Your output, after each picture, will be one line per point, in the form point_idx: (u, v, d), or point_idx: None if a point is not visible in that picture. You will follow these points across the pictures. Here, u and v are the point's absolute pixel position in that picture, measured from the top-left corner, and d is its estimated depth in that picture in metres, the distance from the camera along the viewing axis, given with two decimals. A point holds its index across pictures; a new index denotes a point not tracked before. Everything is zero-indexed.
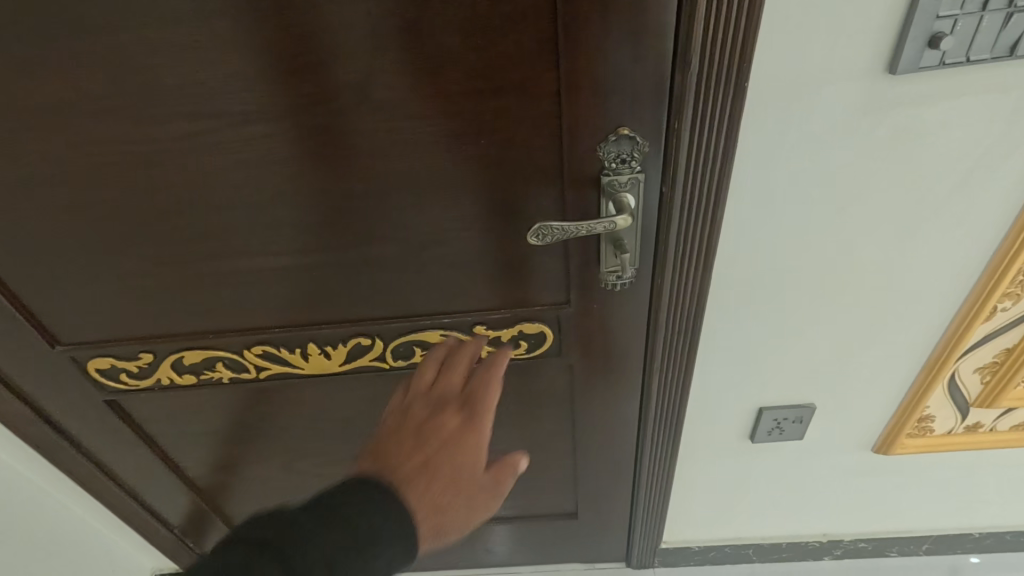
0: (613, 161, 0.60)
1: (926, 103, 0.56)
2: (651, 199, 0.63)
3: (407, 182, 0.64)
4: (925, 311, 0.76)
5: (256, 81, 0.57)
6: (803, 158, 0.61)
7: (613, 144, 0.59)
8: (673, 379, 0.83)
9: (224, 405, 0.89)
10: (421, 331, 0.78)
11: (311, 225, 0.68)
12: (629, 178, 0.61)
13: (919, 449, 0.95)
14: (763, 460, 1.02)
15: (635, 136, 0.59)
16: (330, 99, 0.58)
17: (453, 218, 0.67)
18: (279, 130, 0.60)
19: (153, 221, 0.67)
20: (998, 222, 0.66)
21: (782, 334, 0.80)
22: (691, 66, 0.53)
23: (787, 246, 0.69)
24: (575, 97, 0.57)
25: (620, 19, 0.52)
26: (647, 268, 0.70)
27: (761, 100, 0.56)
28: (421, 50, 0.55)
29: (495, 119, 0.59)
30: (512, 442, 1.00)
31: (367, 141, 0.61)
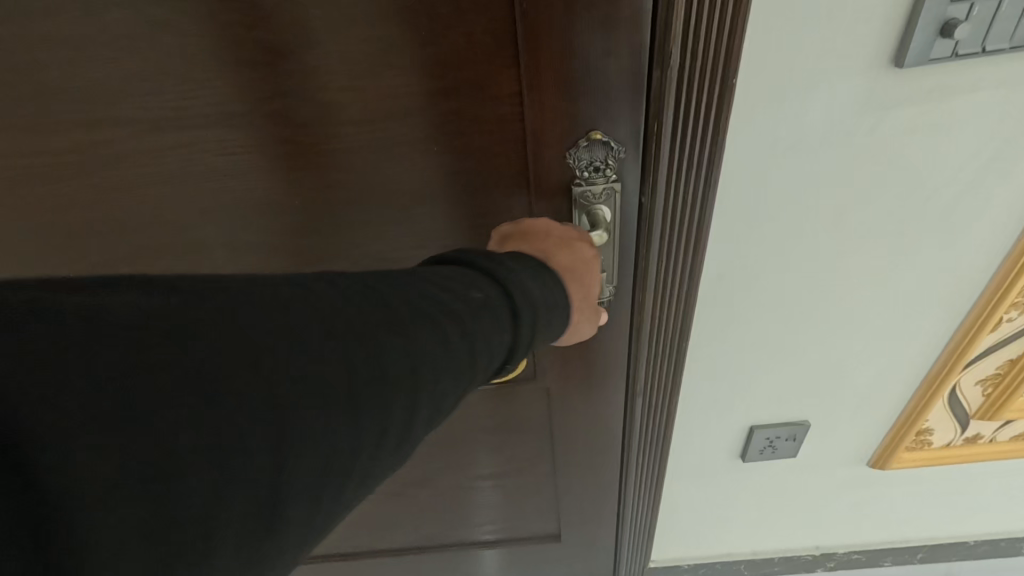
0: (585, 169, 0.53)
1: (934, 99, 0.50)
2: (628, 210, 0.57)
3: (353, 195, 0.56)
4: (927, 324, 0.70)
5: (163, 84, 0.48)
6: (798, 161, 0.54)
7: (584, 149, 0.52)
8: (658, 400, 0.77)
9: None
10: None
11: (245, 246, 0.60)
12: (604, 188, 0.54)
13: (916, 463, 0.91)
14: (754, 477, 0.96)
15: (609, 141, 0.52)
16: (253, 104, 0.50)
17: (408, 235, 0.59)
18: (197, 140, 0.52)
19: (62, 246, 0.59)
20: (1010, 228, 0.60)
21: (773, 349, 0.74)
22: (670, 62, 0.46)
23: (780, 257, 0.63)
24: (538, 96, 0.50)
25: (587, 5, 0.45)
26: (627, 284, 0.63)
27: (751, 98, 0.50)
28: (358, 45, 0.47)
29: (449, 123, 0.52)
30: (487, 467, 0.93)
31: (303, 150, 0.53)
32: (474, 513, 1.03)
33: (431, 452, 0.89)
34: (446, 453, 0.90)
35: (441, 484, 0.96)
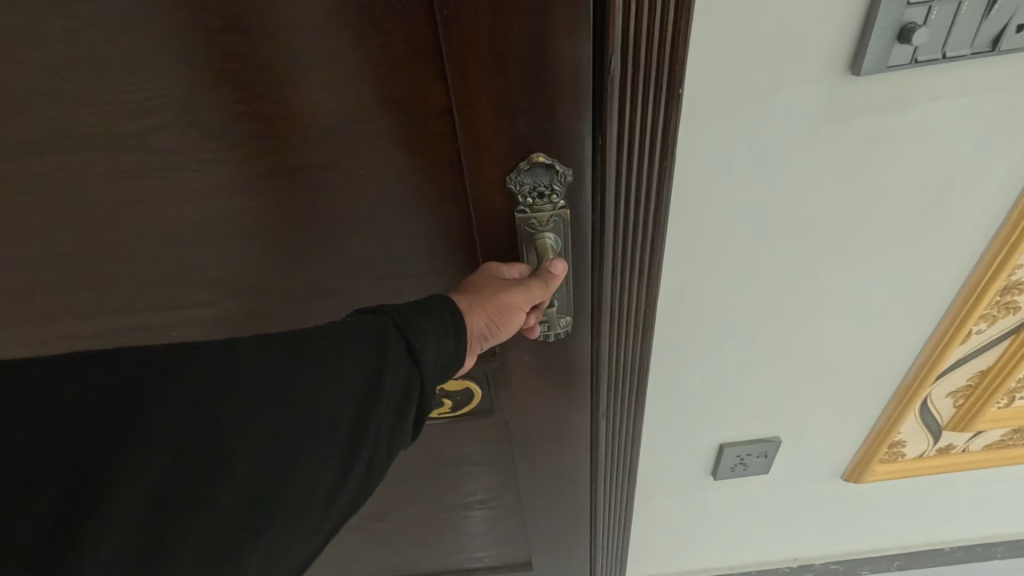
0: (529, 195, 0.48)
1: (893, 107, 0.46)
2: (579, 239, 0.52)
3: (271, 225, 0.50)
4: (894, 338, 0.67)
5: (33, 103, 0.42)
6: (755, 175, 0.51)
7: (525, 174, 0.48)
8: (620, 429, 0.72)
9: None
10: None
11: (151, 285, 0.53)
12: (550, 215, 0.49)
13: (890, 475, 0.88)
14: (728, 493, 0.93)
15: (553, 163, 0.47)
16: (143, 126, 0.44)
17: (337, 266, 0.54)
18: (82, 167, 0.45)
19: None
20: (977, 239, 0.57)
21: (739, 367, 0.71)
22: (609, 72, 0.42)
23: (741, 272, 0.59)
24: (471, 115, 0.45)
25: (516, 15, 0.40)
26: (585, 311, 0.59)
27: (700, 109, 0.46)
28: (259, 58, 0.41)
29: (373, 146, 0.46)
30: (450, 498, 0.89)
31: (206, 179, 0.47)
32: (438, 541, 0.98)
33: (388, 483, 0.84)
34: (403, 484, 0.84)
35: (401, 514, 0.91)
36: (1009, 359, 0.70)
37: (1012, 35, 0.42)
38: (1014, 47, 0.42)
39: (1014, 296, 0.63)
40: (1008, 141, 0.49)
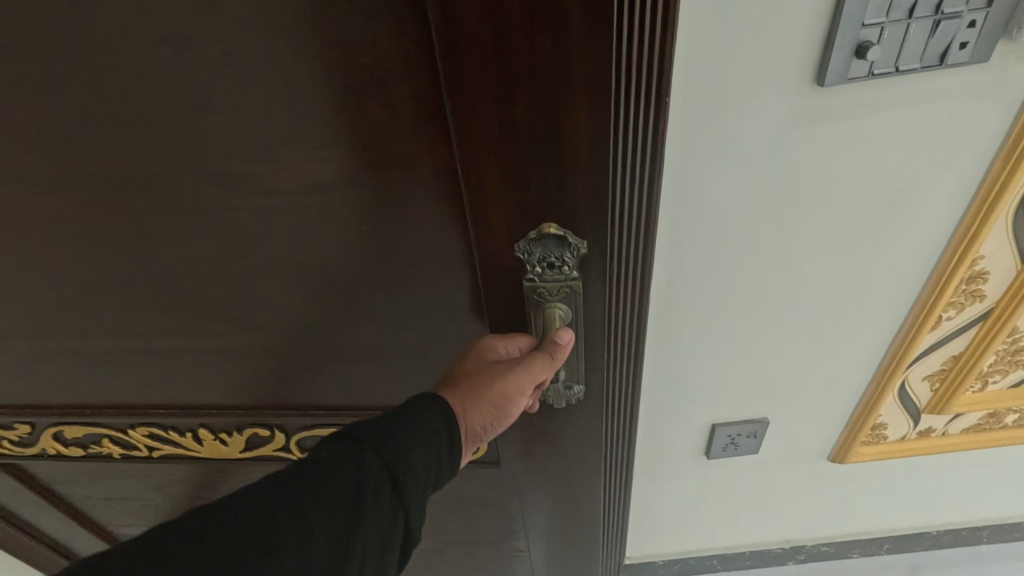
0: (538, 265, 0.52)
1: (857, 115, 0.53)
2: (590, 297, 0.56)
3: (288, 259, 0.53)
4: (870, 325, 0.73)
5: (80, 145, 0.46)
6: (735, 175, 0.57)
7: (536, 248, 0.51)
8: (618, 436, 0.76)
9: (124, 478, 0.84)
10: (327, 428, 0.71)
11: (183, 302, 0.57)
12: (558, 284, 0.53)
13: (874, 456, 0.94)
14: (722, 473, 0.99)
15: (564, 235, 0.50)
16: (177, 168, 0.47)
17: (350, 302, 0.57)
18: (121, 201, 0.50)
19: (13, 296, 0.58)
20: (940, 234, 0.63)
21: (728, 354, 0.77)
22: (608, 109, 0.44)
23: (726, 263, 0.65)
24: (475, 159, 0.46)
25: (522, 67, 0.41)
26: (586, 337, 0.60)
27: (686, 116, 0.52)
28: (273, 108, 0.43)
29: (379, 185, 0.48)
30: (457, 519, 0.96)
31: (229, 214, 0.50)
32: (448, 541, 1.02)
33: None
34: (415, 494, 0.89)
35: None
36: (980, 344, 0.76)
37: (955, 52, 0.48)
38: (958, 62, 0.49)
39: (979, 285, 0.69)
40: (964, 145, 0.55)
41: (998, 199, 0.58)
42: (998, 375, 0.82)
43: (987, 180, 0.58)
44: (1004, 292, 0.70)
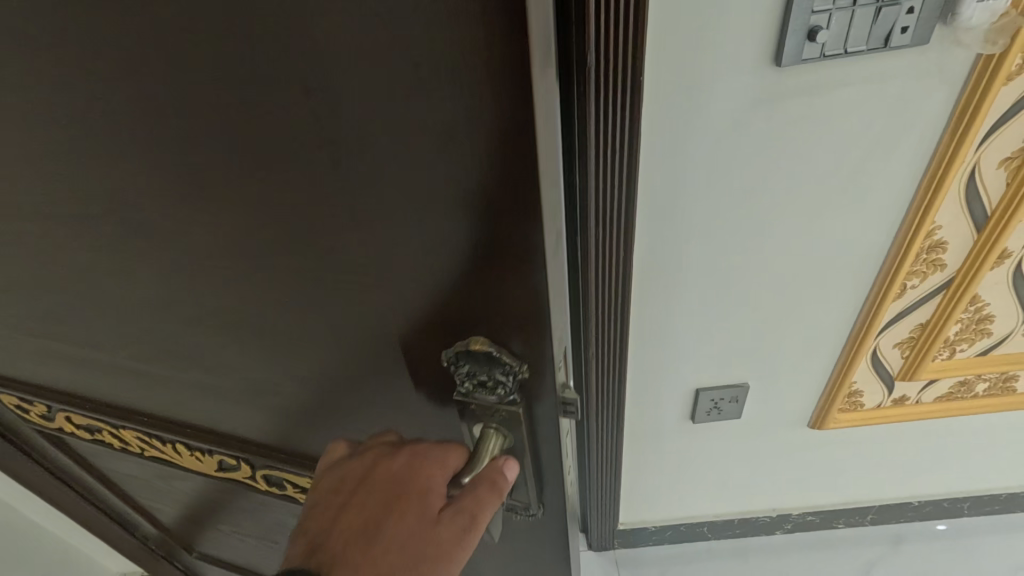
0: (465, 380, 0.41)
1: (815, 94, 0.59)
2: (540, 423, 0.44)
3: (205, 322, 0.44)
4: (840, 292, 0.79)
5: None
6: (707, 150, 0.63)
7: (463, 364, 0.39)
8: (607, 375, 0.86)
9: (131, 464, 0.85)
10: (295, 474, 0.62)
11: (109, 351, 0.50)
12: (493, 401, 0.41)
13: (851, 423, 1.00)
14: (709, 440, 1.04)
15: (494, 347, 0.38)
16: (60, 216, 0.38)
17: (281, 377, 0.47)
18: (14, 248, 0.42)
19: None
20: (898, 206, 0.69)
21: (710, 320, 0.83)
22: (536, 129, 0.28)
23: (702, 234, 0.71)
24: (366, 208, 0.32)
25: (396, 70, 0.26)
26: (551, 446, 0.46)
27: (661, 96, 0.59)
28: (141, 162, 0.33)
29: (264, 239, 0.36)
30: None
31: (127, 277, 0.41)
32: None
33: None
34: None
35: None
36: (943, 312, 0.82)
37: (898, 35, 0.54)
38: (901, 44, 0.55)
39: (938, 255, 0.74)
40: (912, 121, 0.61)
41: (948, 173, 0.64)
42: (965, 343, 0.88)
43: (937, 155, 0.64)
44: (962, 262, 0.76)
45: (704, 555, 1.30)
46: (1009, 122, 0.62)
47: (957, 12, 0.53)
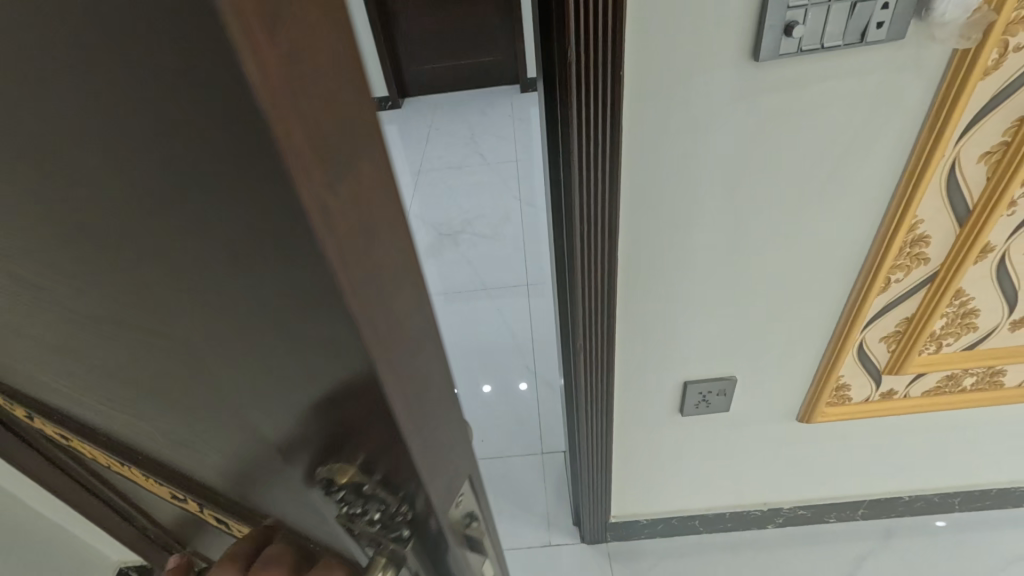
0: (341, 505, 0.35)
1: (794, 88, 0.60)
2: (429, 549, 0.38)
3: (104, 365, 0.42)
4: (824, 283, 0.80)
5: None
6: (690, 144, 0.64)
7: (334, 495, 0.34)
8: (596, 363, 0.88)
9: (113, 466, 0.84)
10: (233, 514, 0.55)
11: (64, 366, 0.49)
12: (373, 534, 0.35)
13: (839, 417, 1.01)
14: (698, 434, 1.05)
15: (365, 472, 0.33)
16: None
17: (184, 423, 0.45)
18: None
19: None
20: (879, 199, 0.70)
21: (697, 313, 0.84)
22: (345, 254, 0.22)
23: (687, 228, 0.73)
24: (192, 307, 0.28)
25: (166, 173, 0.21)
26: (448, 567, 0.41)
27: (643, 91, 0.60)
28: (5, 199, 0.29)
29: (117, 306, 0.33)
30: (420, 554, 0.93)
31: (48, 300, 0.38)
32: None
33: None
34: None
35: None
36: (928, 306, 0.82)
37: (874, 30, 0.55)
38: (877, 39, 0.56)
39: (921, 248, 0.75)
40: (891, 115, 0.62)
41: (927, 166, 0.65)
42: (951, 338, 0.88)
43: (917, 148, 0.65)
44: (945, 257, 0.76)
45: (696, 549, 1.32)
46: (987, 116, 0.62)
47: (932, 8, 0.54)
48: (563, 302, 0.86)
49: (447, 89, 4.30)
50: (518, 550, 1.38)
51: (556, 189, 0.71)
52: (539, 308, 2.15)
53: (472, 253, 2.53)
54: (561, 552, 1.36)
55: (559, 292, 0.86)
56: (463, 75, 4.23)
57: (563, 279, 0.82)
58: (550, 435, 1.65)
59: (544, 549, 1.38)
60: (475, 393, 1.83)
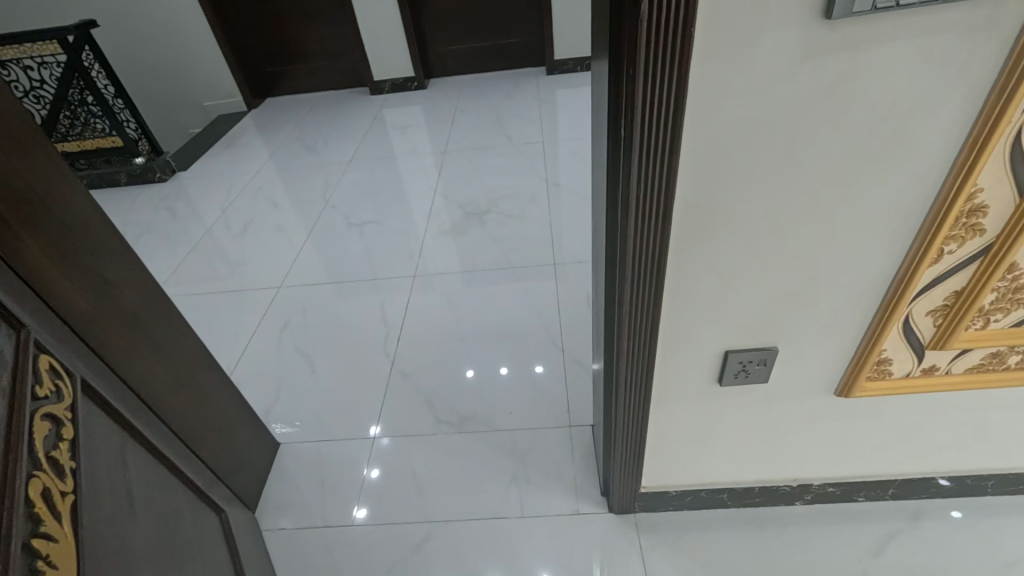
0: None
1: (863, 48, 0.60)
2: None
3: None
4: (876, 252, 0.80)
5: None
6: (754, 107, 0.64)
7: None
8: (641, 330, 0.89)
9: (78, 481, 0.76)
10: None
11: None
12: None
13: (878, 392, 1.01)
14: (734, 407, 1.07)
15: None
16: None
17: None
18: None
19: None
20: (939, 166, 0.70)
21: (745, 280, 0.85)
22: None
23: (743, 192, 0.73)
24: None
25: None
26: None
27: (711, 51, 0.60)
28: None
29: None
30: None
31: None
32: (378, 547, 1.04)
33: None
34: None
35: None
36: (980, 280, 0.82)
37: None
38: None
39: (979, 219, 0.75)
40: (959, 78, 0.62)
41: (993, 133, 0.65)
42: (1000, 313, 0.88)
43: (983, 114, 0.65)
44: (1003, 228, 0.76)
45: (722, 522, 1.34)
46: None
47: None
48: (610, 267, 0.87)
49: (469, 73, 4.29)
50: (546, 518, 1.42)
51: (613, 148, 0.71)
52: (566, 288, 2.16)
53: (499, 233, 2.55)
54: (588, 521, 1.39)
55: (606, 257, 0.87)
56: (484, 58, 4.21)
57: (612, 243, 0.83)
58: (578, 411, 1.68)
59: (572, 517, 1.41)
60: (504, 370, 1.85)
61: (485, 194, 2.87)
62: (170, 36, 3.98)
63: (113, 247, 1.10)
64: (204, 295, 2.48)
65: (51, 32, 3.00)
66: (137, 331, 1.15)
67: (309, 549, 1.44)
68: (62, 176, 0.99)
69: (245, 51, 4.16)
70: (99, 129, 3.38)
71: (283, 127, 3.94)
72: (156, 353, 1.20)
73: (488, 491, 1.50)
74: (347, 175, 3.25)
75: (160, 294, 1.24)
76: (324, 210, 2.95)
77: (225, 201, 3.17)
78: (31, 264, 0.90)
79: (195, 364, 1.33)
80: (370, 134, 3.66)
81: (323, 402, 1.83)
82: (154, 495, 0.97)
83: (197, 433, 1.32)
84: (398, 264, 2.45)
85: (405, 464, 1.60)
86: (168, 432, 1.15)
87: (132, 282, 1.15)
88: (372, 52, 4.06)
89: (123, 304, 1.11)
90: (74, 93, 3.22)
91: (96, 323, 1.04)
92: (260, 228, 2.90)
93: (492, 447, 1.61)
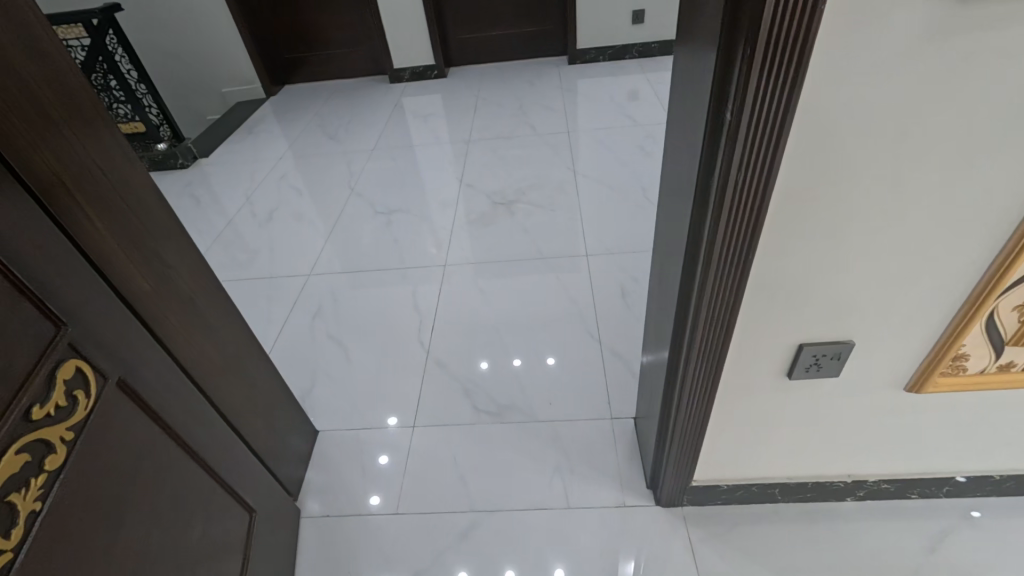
0: None
1: (993, 30, 0.58)
2: None
3: None
4: (971, 243, 0.78)
5: None
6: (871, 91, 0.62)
7: None
8: (718, 321, 0.88)
9: (32, 529, 0.68)
10: None
11: None
12: None
13: (949, 387, 0.99)
14: (799, 401, 1.05)
15: None
16: None
17: None
18: None
19: None
20: None
21: (831, 273, 0.83)
22: None
23: (845, 181, 0.71)
24: None
25: None
26: None
27: (836, 33, 0.58)
28: None
29: None
30: None
31: None
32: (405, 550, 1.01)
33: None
34: None
35: None
36: None
37: None
38: None
39: None
40: None
41: None
42: None
43: None
44: None
45: (773, 517, 1.33)
46: None
47: None
48: (689, 257, 0.85)
49: (490, 60, 4.25)
50: (592, 509, 1.41)
51: (710, 135, 0.69)
52: (599, 279, 2.15)
53: (529, 223, 2.53)
54: (635, 513, 1.39)
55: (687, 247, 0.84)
56: (505, 46, 4.16)
57: (695, 233, 0.81)
58: (618, 403, 1.67)
59: (618, 509, 1.40)
60: (542, 365, 1.82)
61: (511, 184, 2.84)
62: (189, 21, 3.94)
63: (171, 229, 1.09)
64: (232, 282, 2.47)
65: (74, 17, 2.97)
66: (191, 314, 1.14)
67: (351, 536, 1.44)
68: (123, 157, 0.97)
69: (265, 36, 4.12)
70: (121, 114, 3.36)
71: (303, 114, 3.91)
72: (208, 336, 1.19)
73: (530, 481, 1.49)
74: (370, 163, 3.22)
75: (213, 279, 1.23)
76: (349, 199, 2.93)
77: (248, 189, 3.15)
78: (98, 245, 0.89)
79: (241, 348, 1.32)
80: (391, 123, 3.63)
81: (360, 390, 1.83)
82: (156, 502, 0.93)
83: (245, 418, 1.31)
84: (426, 253, 2.43)
85: (444, 453, 1.59)
86: (211, 417, 1.15)
87: (188, 265, 1.14)
88: (393, 38, 4.01)
89: (178, 287, 1.10)
90: (97, 78, 3.19)
91: (157, 305, 1.03)
92: (285, 215, 2.88)
93: (532, 438, 1.60)
